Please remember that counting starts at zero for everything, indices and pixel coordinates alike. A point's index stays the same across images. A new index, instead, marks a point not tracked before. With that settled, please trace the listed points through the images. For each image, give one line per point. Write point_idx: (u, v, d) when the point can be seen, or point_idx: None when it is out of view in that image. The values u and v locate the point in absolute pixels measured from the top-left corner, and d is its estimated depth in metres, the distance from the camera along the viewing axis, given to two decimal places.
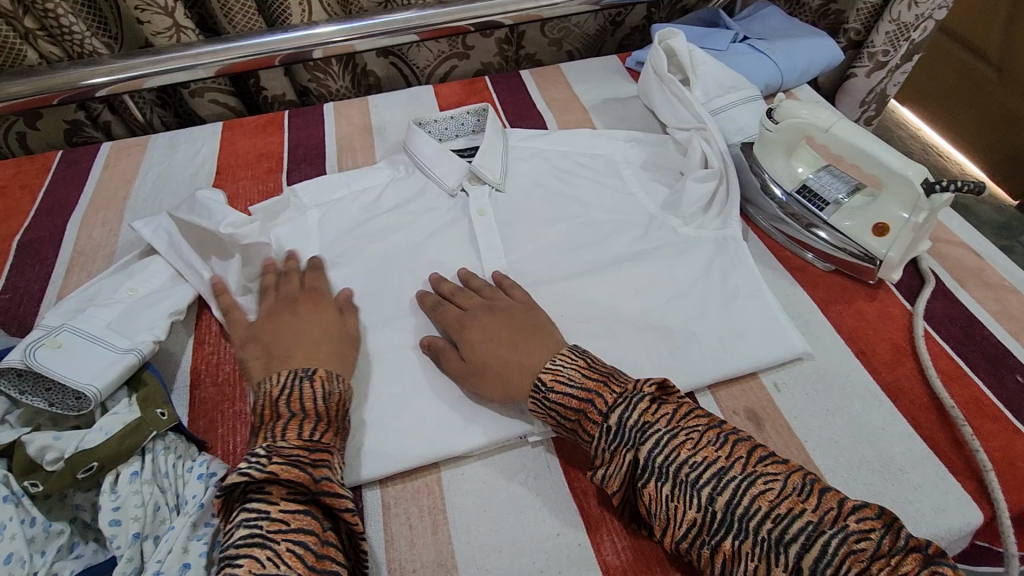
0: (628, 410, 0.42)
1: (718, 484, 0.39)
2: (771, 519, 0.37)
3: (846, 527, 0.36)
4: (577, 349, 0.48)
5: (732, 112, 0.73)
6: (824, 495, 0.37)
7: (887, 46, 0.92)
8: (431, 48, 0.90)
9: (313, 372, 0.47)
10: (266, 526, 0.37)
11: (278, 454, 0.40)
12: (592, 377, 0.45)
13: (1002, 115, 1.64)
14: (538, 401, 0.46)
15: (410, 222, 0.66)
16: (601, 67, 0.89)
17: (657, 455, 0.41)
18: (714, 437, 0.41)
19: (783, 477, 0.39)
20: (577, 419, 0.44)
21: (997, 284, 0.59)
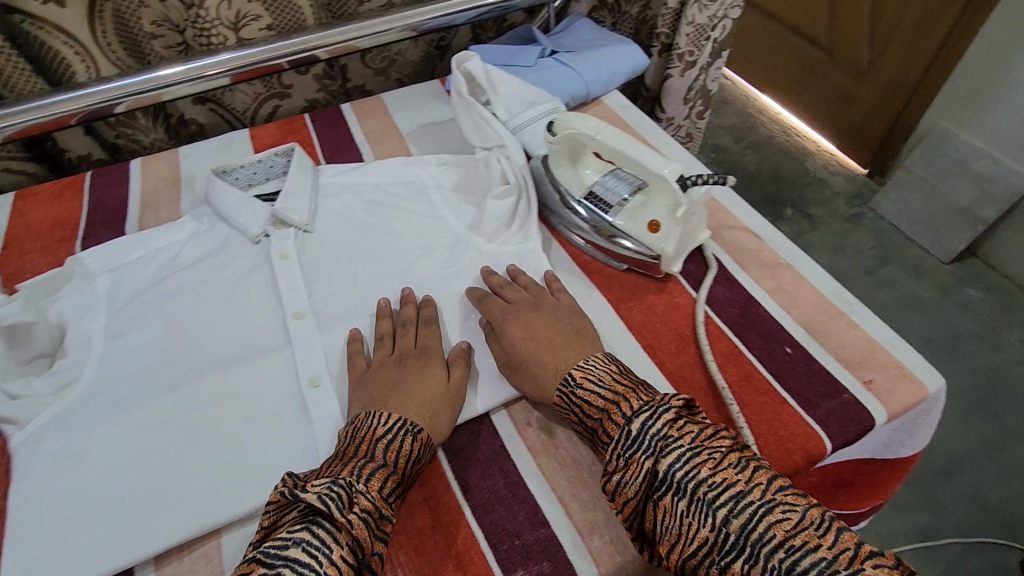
0: (649, 417, 0.44)
1: (735, 507, 0.39)
2: (783, 549, 0.37)
3: (862, 569, 0.35)
4: (613, 357, 0.51)
5: (533, 128, 0.75)
6: (842, 533, 0.37)
7: (691, 47, 0.98)
8: (245, 90, 0.88)
9: (418, 429, 0.46)
10: (325, 565, 0.37)
11: (356, 504, 0.40)
12: (621, 384, 0.47)
13: (838, 94, 1.80)
14: (564, 394, 0.49)
15: (210, 275, 0.64)
16: (421, 93, 0.90)
17: (678, 471, 0.41)
18: (735, 460, 0.41)
19: (802, 509, 0.39)
20: (600, 419, 0.46)
21: (773, 262, 0.64)
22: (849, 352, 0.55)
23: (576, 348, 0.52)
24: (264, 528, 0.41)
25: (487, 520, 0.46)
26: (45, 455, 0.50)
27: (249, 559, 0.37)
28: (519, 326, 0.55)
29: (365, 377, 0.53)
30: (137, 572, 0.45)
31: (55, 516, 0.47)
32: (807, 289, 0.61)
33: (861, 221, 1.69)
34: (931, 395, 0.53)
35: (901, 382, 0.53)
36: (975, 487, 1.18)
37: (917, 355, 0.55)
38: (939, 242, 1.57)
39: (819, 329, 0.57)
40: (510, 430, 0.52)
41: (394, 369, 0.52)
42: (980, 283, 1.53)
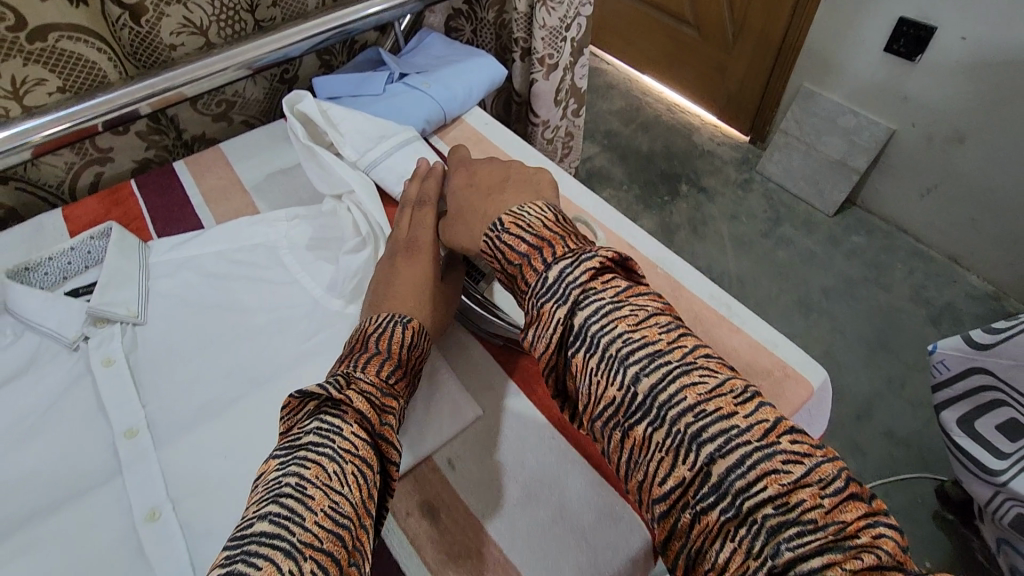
0: (567, 267, 0.43)
1: (649, 366, 0.38)
2: (693, 413, 0.36)
3: (777, 445, 0.35)
4: (550, 206, 0.51)
5: (388, 164, 0.70)
6: (758, 408, 0.36)
7: (549, 49, 0.94)
8: (54, 162, 0.76)
9: (408, 320, 0.51)
10: (338, 442, 0.40)
11: (356, 385, 0.44)
12: (550, 231, 0.47)
13: (713, 67, 1.84)
14: (492, 239, 0.50)
15: (17, 400, 0.53)
16: (265, 137, 0.81)
17: (594, 325, 0.41)
18: (661, 323, 0.40)
19: (721, 377, 0.38)
20: (519, 264, 0.47)
21: (649, 272, 0.62)
22: (734, 360, 0.54)
23: (513, 194, 0.54)
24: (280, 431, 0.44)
25: None
26: None
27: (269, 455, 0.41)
28: (462, 181, 0.60)
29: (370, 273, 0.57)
30: None
31: None
32: (685, 296, 0.59)
33: (752, 186, 1.75)
34: (817, 389, 0.53)
35: (787, 384, 0.52)
36: (887, 425, 1.25)
37: (798, 351, 0.54)
38: (822, 196, 1.65)
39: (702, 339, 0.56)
40: (389, 522, 0.46)
41: (386, 267, 0.56)
42: (864, 228, 1.62)
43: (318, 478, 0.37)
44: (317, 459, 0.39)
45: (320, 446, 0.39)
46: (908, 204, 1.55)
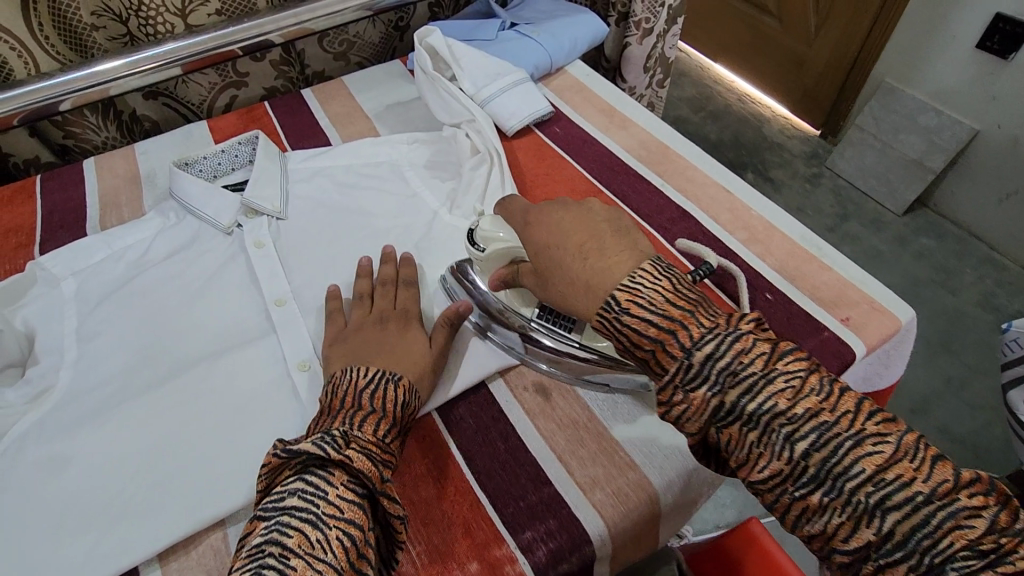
0: (662, 317, 0.39)
1: (818, 439, 0.35)
2: (872, 483, 0.33)
3: (958, 502, 0.32)
4: (661, 267, 0.42)
5: (501, 100, 0.75)
6: (877, 420, 0.35)
7: (649, 14, 0.98)
8: (200, 81, 0.85)
9: (399, 377, 0.46)
10: (322, 507, 0.36)
11: (355, 443, 0.40)
12: (677, 306, 0.39)
13: (791, 58, 1.82)
14: (606, 319, 0.41)
15: (184, 270, 0.62)
16: (383, 72, 0.88)
17: (748, 402, 0.36)
18: (818, 383, 0.36)
19: (895, 440, 0.34)
20: (650, 350, 0.39)
21: (745, 213, 0.66)
22: (825, 292, 0.58)
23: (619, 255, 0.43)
24: (260, 489, 0.40)
25: (490, 484, 0.46)
26: (27, 464, 0.48)
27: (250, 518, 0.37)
28: None
29: (347, 333, 0.52)
30: (139, 571, 0.44)
31: (42, 526, 0.45)
32: (779, 236, 0.63)
33: (820, 180, 1.75)
34: (903, 325, 0.57)
35: (875, 316, 0.56)
36: (941, 421, 1.25)
37: (885, 290, 0.58)
38: (893, 194, 1.63)
39: (796, 275, 0.60)
40: (507, 394, 0.52)
41: (376, 329, 0.51)
42: (933, 230, 1.60)
43: (300, 545, 0.34)
44: (299, 525, 0.35)
45: (303, 509, 0.36)
46: (984, 207, 1.53)
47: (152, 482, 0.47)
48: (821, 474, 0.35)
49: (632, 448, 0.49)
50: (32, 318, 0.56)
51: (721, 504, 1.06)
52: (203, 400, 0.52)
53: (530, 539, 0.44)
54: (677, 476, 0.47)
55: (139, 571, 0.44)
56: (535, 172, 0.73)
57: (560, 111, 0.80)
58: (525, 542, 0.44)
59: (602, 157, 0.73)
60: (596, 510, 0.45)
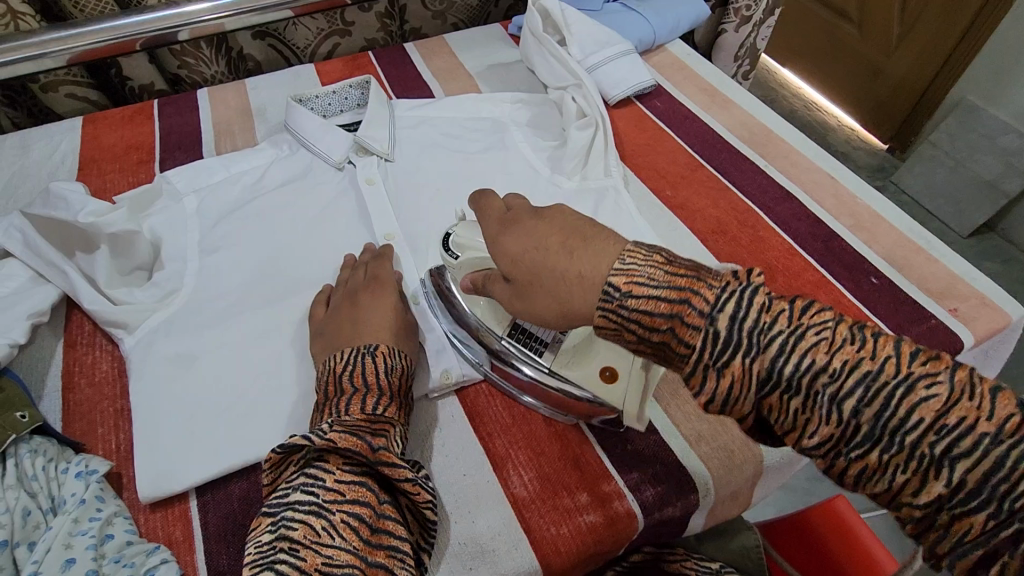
0: (783, 338, 0.30)
1: (769, 340, 0.31)
2: (827, 374, 0.30)
3: (909, 373, 0.29)
4: (649, 246, 0.35)
5: (607, 69, 0.76)
6: (818, 309, 0.31)
7: (749, 1, 0.97)
8: (309, 26, 0.87)
9: (374, 347, 0.46)
10: (322, 494, 0.37)
11: (341, 423, 0.40)
12: (681, 276, 0.33)
13: (865, 68, 1.78)
14: (610, 313, 0.34)
15: (296, 199, 0.64)
16: (484, 34, 0.89)
17: (786, 363, 0.30)
18: (767, 291, 0.32)
19: (835, 325, 0.31)
20: (667, 331, 0.33)
21: (850, 199, 0.66)
22: (932, 283, 0.58)
23: (594, 250, 0.36)
24: (267, 486, 0.41)
25: (598, 426, 0.48)
26: (158, 358, 0.50)
27: (260, 512, 0.38)
28: (514, 240, 0.39)
29: (328, 317, 0.51)
30: (263, 467, 0.46)
31: (172, 414, 0.47)
32: (886, 226, 0.63)
33: (883, 194, 1.71)
34: (1012, 323, 0.56)
35: (984, 310, 0.56)
36: None
37: (995, 287, 0.58)
38: (960, 216, 1.59)
39: (902, 263, 0.60)
40: None
41: (347, 305, 0.51)
42: (998, 256, 1.56)
43: (307, 537, 0.35)
44: (306, 515, 0.36)
45: (305, 500, 0.37)
46: None
47: (273, 388, 0.50)
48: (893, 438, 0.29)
49: None
50: (158, 227, 0.59)
51: None
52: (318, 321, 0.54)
53: (637, 479, 0.45)
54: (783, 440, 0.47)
55: (263, 467, 0.46)
56: (635, 143, 0.73)
57: (660, 87, 0.81)
58: (632, 482, 0.45)
59: (703, 134, 0.73)
60: (703, 462, 0.46)
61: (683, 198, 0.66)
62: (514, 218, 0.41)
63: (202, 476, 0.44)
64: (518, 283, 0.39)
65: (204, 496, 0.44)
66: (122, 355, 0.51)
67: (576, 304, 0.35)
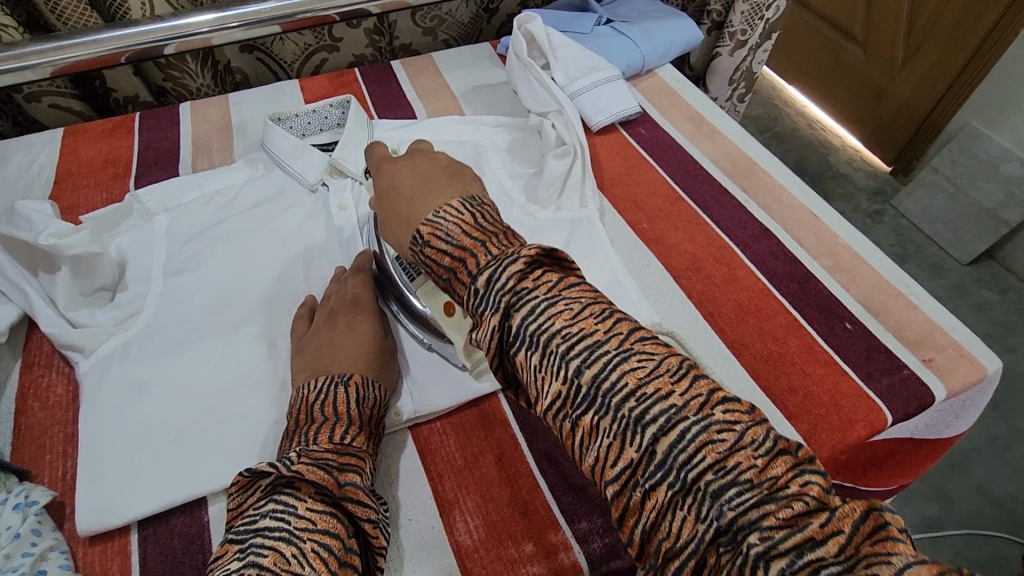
0: (538, 302, 0.34)
1: (589, 356, 0.32)
2: (635, 397, 0.31)
3: (710, 416, 0.30)
4: (472, 203, 0.41)
5: (590, 95, 0.75)
6: (699, 381, 0.32)
7: (744, 25, 0.96)
8: (296, 41, 0.87)
9: (348, 377, 0.47)
10: (293, 522, 0.36)
11: (310, 456, 0.40)
12: (471, 237, 0.38)
13: (869, 88, 1.75)
14: (417, 252, 0.42)
15: (266, 221, 0.63)
16: (472, 54, 0.88)
17: (601, 382, 0.31)
18: (597, 310, 0.34)
19: (660, 359, 0.32)
20: (447, 279, 0.39)
21: (830, 238, 0.64)
22: (908, 331, 0.57)
23: (437, 190, 0.43)
24: (233, 511, 0.40)
25: (551, 470, 0.47)
26: (112, 384, 0.50)
27: (224, 542, 0.36)
28: (387, 179, 0.48)
29: (301, 343, 0.51)
30: (207, 502, 0.45)
31: (122, 444, 0.47)
32: (865, 268, 0.62)
33: (883, 218, 1.68)
34: (987, 375, 0.55)
35: (959, 362, 0.55)
36: (983, 482, 1.13)
37: (973, 337, 0.56)
38: (960, 243, 1.56)
39: (878, 308, 0.58)
40: None
41: (323, 328, 0.51)
42: (998, 285, 1.53)
43: (276, 562, 0.33)
44: (274, 543, 0.35)
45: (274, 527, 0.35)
46: None
47: (225, 419, 0.49)
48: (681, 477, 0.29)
49: None
50: (125, 247, 0.59)
51: None
52: (277, 353, 0.54)
53: (585, 530, 0.44)
54: None
55: (208, 502, 0.45)
56: (615, 171, 0.72)
57: (646, 113, 0.80)
58: (580, 532, 0.44)
59: (686, 165, 0.72)
60: None
61: (660, 232, 0.65)
62: (398, 159, 0.50)
63: (143, 511, 0.43)
64: (387, 218, 0.46)
65: (145, 530, 0.44)
66: (77, 379, 0.51)
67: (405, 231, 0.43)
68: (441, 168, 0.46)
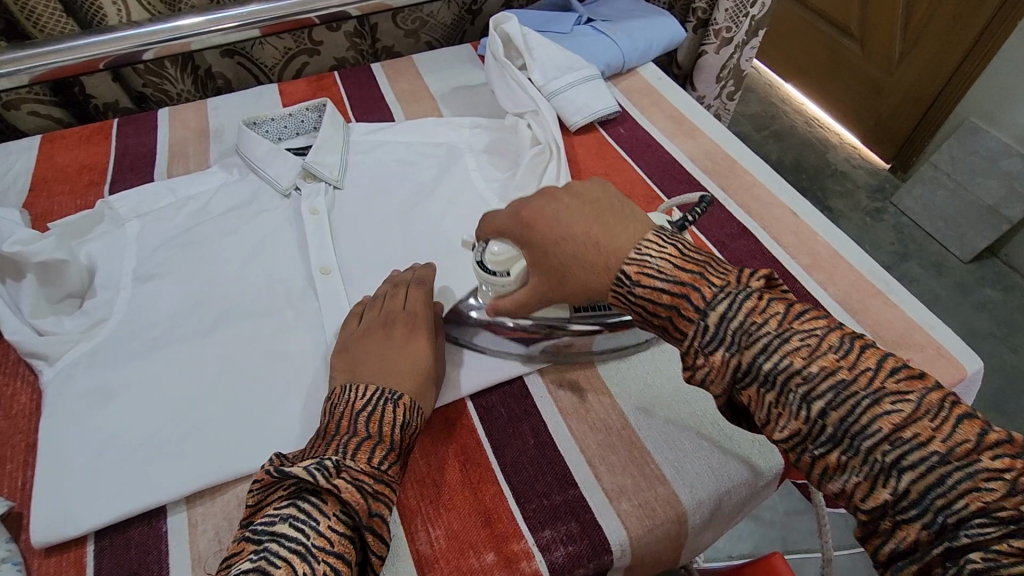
0: (769, 339, 0.35)
1: (834, 399, 0.33)
2: (890, 442, 0.31)
3: (977, 462, 0.30)
4: (664, 234, 0.40)
5: (568, 94, 0.74)
6: (901, 379, 0.33)
7: (729, 23, 0.95)
8: (276, 45, 0.86)
9: (399, 397, 0.44)
10: (311, 538, 0.36)
11: (346, 471, 0.38)
12: (687, 270, 0.38)
13: (867, 85, 1.73)
14: (621, 295, 0.40)
15: (240, 226, 0.63)
16: (452, 56, 0.88)
17: (850, 425, 0.32)
18: (836, 341, 0.34)
19: (916, 398, 0.32)
20: (667, 317, 0.38)
21: (810, 237, 0.63)
22: (886, 330, 0.55)
23: (614, 228, 0.41)
24: (250, 504, 0.40)
25: (516, 477, 0.46)
26: (74, 393, 0.49)
27: (238, 538, 0.37)
28: (555, 219, 0.42)
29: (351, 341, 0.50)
30: (167, 512, 0.45)
31: (83, 453, 0.46)
32: (845, 267, 0.60)
33: (882, 215, 1.66)
34: (968, 376, 0.53)
35: (939, 362, 0.53)
36: None
37: (955, 337, 0.55)
38: (960, 240, 1.53)
39: (856, 307, 0.57)
40: (542, 390, 0.51)
41: (377, 334, 0.49)
42: (999, 282, 1.50)
43: None
44: (288, 556, 0.35)
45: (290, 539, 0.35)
46: None
47: (188, 427, 0.48)
48: (852, 442, 0.33)
49: (663, 461, 0.47)
50: (95, 253, 0.58)
51: (735, 534, 0.92)
52: (243, 359, 0.53)
53: (549, 538, 0.43)
54: (709, 497, 0.45)
55: (167, 512, 0.45)
56: (593, 170, 0.71)
57: (627, 113, 0.79)
58: (543, 540, 0.43)
59: (665, 163, 0.71)
60: (619, 518, 0.44)
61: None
62: (545, 201, 0.43)
63: (100, 521, 0.43)
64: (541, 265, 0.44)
65: (102, 541, 0.43)
66: (40, 387, 0.50)
67: (584, 276, 0.41)
68: (599, 202, 0.43)
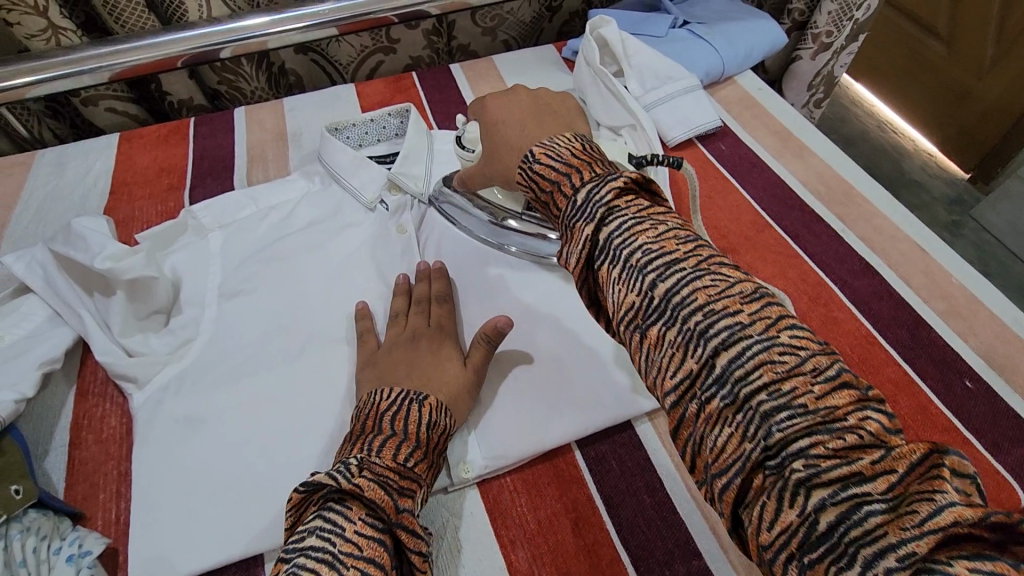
0: (657, 249, 0.30)
1: (728, 338, 0.27)
2: (768, 392, 0.26)
3: (864, 426, 0.24)
4: (584, 136, 0.39)
5: (665, 108, 0.69)
6: (797, 335, 0.27)
7: (830, 27, 0.88)
8: (353, 43, 0.83)
9: (424, 397, 0.41)
10: (339, 545, 0.32)
11: (369, 471, 0.35)
12: (579, 158, 0.36)
13: (951, 89, 1.62)
14: (524, 171, 0.38)
15: (325, 241, 0.60)
16: (535, 58, 0.83)
17: (737, 369, 0.27)
18: (748, 289, 0.29)
19: (808, 355, 0.26)
20: (551, 192, 0.36)
21: (942, 277, 0.57)
22: None
23: (549, 128, 0.42)
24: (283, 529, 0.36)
25: (635, 542, 0.42)
26: (166, 421, 0.47)
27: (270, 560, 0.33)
28: (496, 126, 0.46)
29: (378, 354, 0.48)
30: (263, 558, 0.42)
31: (177, 488, 0.44)
32: (984, 315, 0.54)
33: (961, 230, 1.51)
34: None
35: None
36: None
37: None
38: None
39: (1001, 363, 0.51)
40: (656, 443, 0.47)
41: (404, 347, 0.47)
42: None
43: None
44: (317, 566, 0.31)
45: (318, 548, 0.31)
46: None
47: (281, 465, 0.46)
48: (734, 388, 0.27)
49: None
50: (179, 267, 0.56)
51: None
52: (334, 389, 0.50)
53: None
54: None
55: (263, 559, 0.42)
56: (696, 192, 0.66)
57: (726, 127, 0.73)
58: None
59: (773, 187, 0.66)
60: None
61: (747, 263, 0.58)
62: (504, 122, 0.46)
63: (198, 567, 0.41)
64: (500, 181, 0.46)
65: None
66: (130, 412, 0.48)
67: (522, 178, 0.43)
68: (550, 111, 0.45)
